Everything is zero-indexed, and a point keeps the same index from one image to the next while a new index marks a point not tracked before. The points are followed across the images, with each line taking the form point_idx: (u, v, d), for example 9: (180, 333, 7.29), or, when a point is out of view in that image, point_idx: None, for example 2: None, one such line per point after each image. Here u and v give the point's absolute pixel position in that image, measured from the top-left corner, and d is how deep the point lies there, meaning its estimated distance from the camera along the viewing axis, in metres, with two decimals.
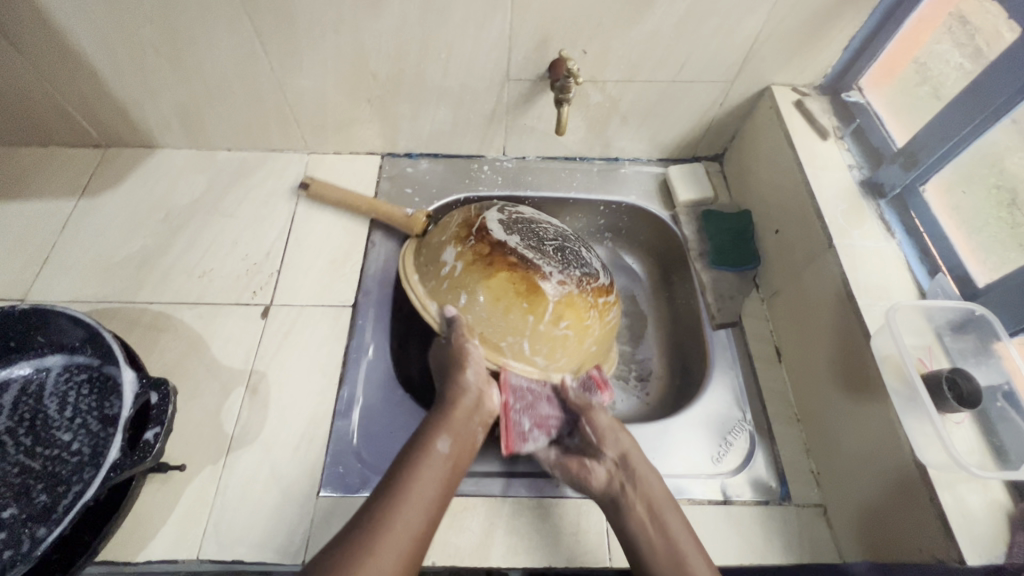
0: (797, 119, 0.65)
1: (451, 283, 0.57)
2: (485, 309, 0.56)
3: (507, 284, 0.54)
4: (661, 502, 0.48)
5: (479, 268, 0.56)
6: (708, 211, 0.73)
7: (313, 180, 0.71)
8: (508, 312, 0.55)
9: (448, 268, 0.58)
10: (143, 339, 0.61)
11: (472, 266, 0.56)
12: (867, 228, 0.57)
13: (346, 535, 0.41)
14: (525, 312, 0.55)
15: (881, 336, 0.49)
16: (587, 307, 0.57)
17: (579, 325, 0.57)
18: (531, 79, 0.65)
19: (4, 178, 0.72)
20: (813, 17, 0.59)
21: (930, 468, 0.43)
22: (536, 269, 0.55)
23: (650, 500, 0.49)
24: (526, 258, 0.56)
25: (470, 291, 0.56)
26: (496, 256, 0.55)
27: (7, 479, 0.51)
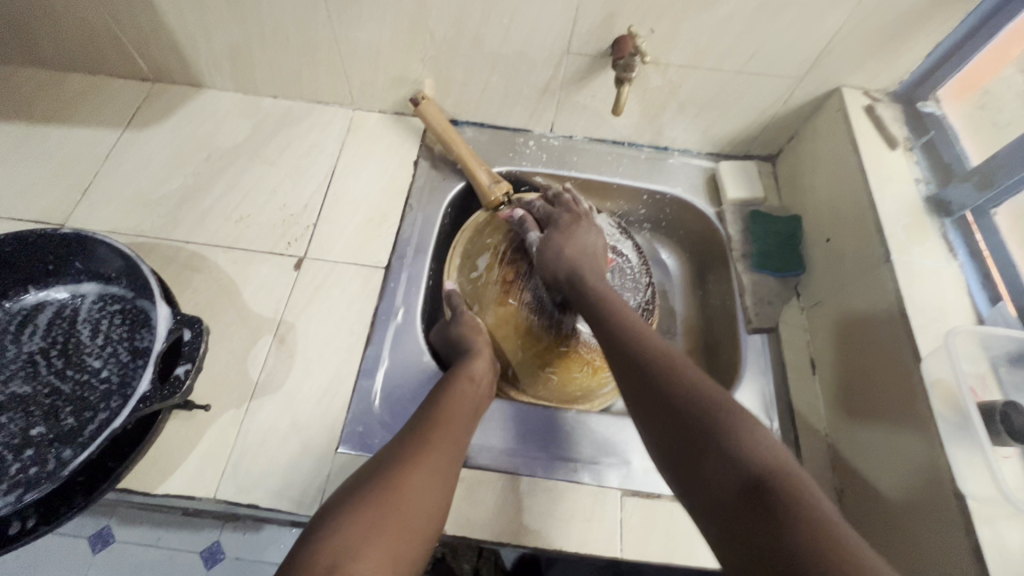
0: (866, 126, 0.62)
1: (474, 289, 0.63)
2: (490, 322, 0.61)
3: (513, 316, 0.60)
4: (632, 322, 0.51)
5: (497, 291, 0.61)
6: (756, 212, 0.70)
7: (427, 99, 0.68)
8: (504, 340, 0.61)
9: (479, 274, 0.63)
10: (177, 277, 0.61)
11: (494, 285, 0.61)
12: (928, 246, 0.54)
13: (355, 514, 0.40)
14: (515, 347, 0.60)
15: (933, 357, 0.47)
16: (582, 361, 0.59)
17: (567, 373, 0.59)
18: (591, 55, 0.63)
19: (54, 102, 0.72)
20: (902, 16, 0.56)
21: (968, 499, 0.42)
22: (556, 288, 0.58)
23: (625, 321, 0.50)
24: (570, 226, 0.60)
25: (482, 305, 0.62)
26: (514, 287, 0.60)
27: (37, 399, 0.52)
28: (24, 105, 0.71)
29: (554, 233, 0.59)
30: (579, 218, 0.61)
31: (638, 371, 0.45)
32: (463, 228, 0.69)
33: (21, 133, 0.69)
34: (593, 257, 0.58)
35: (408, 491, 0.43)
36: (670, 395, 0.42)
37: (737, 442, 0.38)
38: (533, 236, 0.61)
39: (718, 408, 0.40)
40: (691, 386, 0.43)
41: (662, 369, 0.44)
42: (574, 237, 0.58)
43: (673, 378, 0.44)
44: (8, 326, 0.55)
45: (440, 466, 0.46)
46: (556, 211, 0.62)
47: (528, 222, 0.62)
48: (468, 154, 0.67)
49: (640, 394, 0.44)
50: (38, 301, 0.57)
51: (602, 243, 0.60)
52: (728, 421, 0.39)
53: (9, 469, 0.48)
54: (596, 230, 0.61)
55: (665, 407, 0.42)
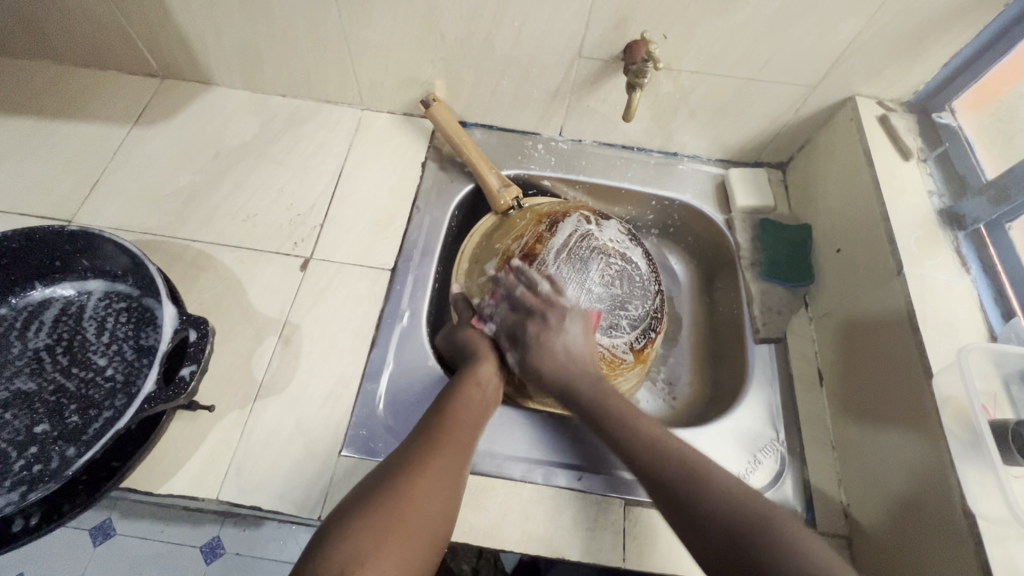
0: (879, 135, 0.61)
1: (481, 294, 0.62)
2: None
3: None
4: (641, 424, 0.50)
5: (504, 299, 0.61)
6: (766, 220, 0.70)
7: (438, 101, 0.68)
8: None
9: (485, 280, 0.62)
10: (184, 275, 0.61)
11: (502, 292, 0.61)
12: (941, 260, 0.53)
13: (363, 518, 0.40)
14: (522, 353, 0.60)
15: (944, 374, 0.47)
16: None
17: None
18: (603, 59, 0.62)
19: (62, 97, 0.72)
20: (920, 25, 0.55)
21: (977, 517, 0.42)
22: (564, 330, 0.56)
23: (631, 431, 0.49)
24: (542, 331, 0.56)
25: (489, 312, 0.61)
26: None
27: (42, 395, 0.52)
28: (34, 99, 0.71)
29: (529, 355, 0.57)
30: (548, 315, 0.57)
31: (665, 487, 0.45)
32: (474, 229, 0.69)
33: (30, 128, 0.69)
34: (577, 358, 0.55)
35: (415, 497, 0.43)
36: (705, 512, 0.42)
37: (789, 562, 0.38)
38: (513, 359, 0.58)
39: (758, 524, 0.40)
40: (724, 495, 0.42)
41: (683, 480, 0.44)
42: (551, 348, 0.55)
43: (705, 489, 0.43)
44: (14, 322, 0.55)
45: (447, 469, 0.46)
46: (521, 321, 0.58)
47: (502, 338, 0.59)
48: (477, 157, 0.67)
49: (676, 517, 0.43)
50: (44, 297, 0.57)
51: (577, 328, 0.56)
52: (773, 537, 0.39)
53: (13, 466, 0.48)
54: (570, 319, 0.56)
55: (704, 531, 0.41)
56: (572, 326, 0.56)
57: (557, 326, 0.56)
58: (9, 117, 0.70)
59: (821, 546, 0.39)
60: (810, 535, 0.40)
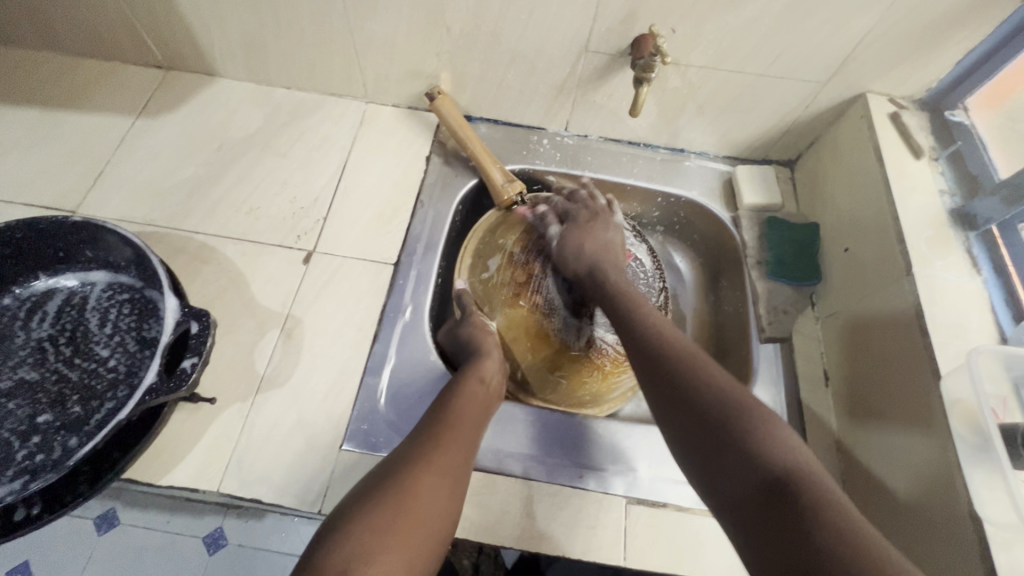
0: (890, 133, 0.60)
1: (485, 289, 0.61)
2: (500, 323, 0.60)
3: (524, 319, 0.59)
4: (654, 316, 0.51)
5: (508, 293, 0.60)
6: (773, 218, 0.69)
7: (443, 95, 0.67)
8: (513, 342, 0.60)
9: (489, 275, 0.62)
10: (187, 267, 0.61)
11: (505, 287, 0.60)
12: (951, 260, 0.53)
13: (366, 516, 0.40)
14: (525, 350, 0.60)
15: (951, 376, 0.46)
16: (593, 366, 0.58)
17: (578, 379, 0.59)
18: (610, 54, 0.61)
19: (67, 88, 0.72)
20: (935, 21, 0.54)
21: (985, 523, 0.41)
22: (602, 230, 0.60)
23: (642, 316, 0.51)
24: (589, 222, 0.60)
25: (492, 307, 0.61)
26: (526, 289, 0.60)
27: (45, 385, 0.52)
28: (39, 89, 0.71)
29: (571, 229, 0.60)
30: (597, 215, 0.61)
31: (659, 359, 0.46)
32: (479, 224, 0.68)
33: (35, 118, 0.69)
34: (611, 252, 0.58)
35: (419, 494, 0.42)
36: (691, 391, 0.43)
37: (756, 442, 0.39)
38: (553, 230, 0.62)
39: (736, 409, 0.41)
40: (711, 382, 0.43)
41: (678, 360, 0.46)
42: (593, 234, 0.59)
43: (693, 376, 0.44)
44: (18, 312, 0.56)
45: (452, 465, 0.46)
46: (574, 207, 0.63)
47: (549, 217, 0.62)
48: (482, 151, 0.66)
49: (660, 391, 0.45)
50: (48, 287, 0.57)
51: (617, 236, 0.60)
52: (747, 421, 0.40)
53: (15, 455, 0.48)
54: (614, 227, 0.61)
55: (685, 407, 0.43)
56: (616, 234, 0.61)
57: (600, 226, 0.60)
58: (14, 107, 0.70)
59: (791, 433, 0.40)
60: (783, 424, 0.41)
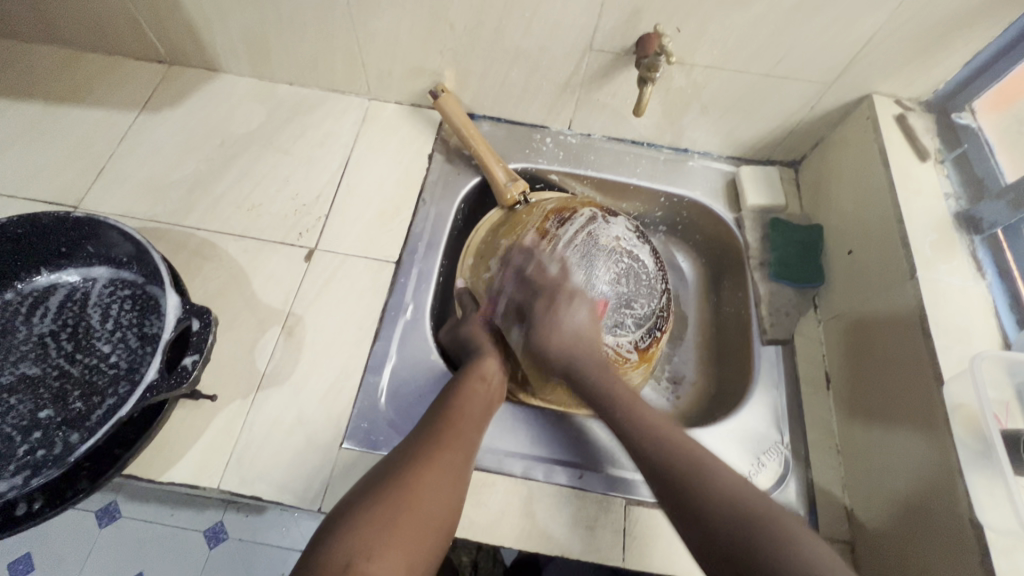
0: (896, 135, 0.60)
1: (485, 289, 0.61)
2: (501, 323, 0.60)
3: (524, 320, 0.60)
4: (644, 413, 0.50)
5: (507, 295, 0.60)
6: (776, 219, 0.68)
7: (447, 92, 0.67)
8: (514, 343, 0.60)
9: (488, 275, 0.61)
10: (188, 264, 0.61)
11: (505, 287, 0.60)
12: (956, 263, 0.52)
13: (367, 513, 0.40)
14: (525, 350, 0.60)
15: (955, 380, 0.46)
16: None
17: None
18: (615, 52, 0.61)
19: (69, 83, 0.71)
20: (943, 22, 0.53)
21: (985, 528, 0.41)
22: (568, 312, 0.56)
23: (638, 418, 0.49)
24: (551, 309, 0.56)
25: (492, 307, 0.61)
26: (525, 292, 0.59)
27: (46, 381, 0.52)
28: (42, 83, 0.71)
29: (538, 331, 0.56)
30: (554, 297, 0.56)
31: (662, 480, 0.45)
32: (482, 221, 0.68)
33: (38, 113, 0.69)
34: (582, 339, 0.55)
35: (420, 493, 0.43)
36: (704, 507, 0.41)
37: (787, 562, 0.36)
38: (517, 333, 0.59)
39: (757, 523, 0.39)
40: (726, 492, 0.42)
41: (679, 473, 0.44)
42: (559, 324, 0.55)
43: (707, 486, 0.42)
44: (20, 307, 0.56)
45: (453, 464, 0.46)
46: (530, 295, 0.58)
47: (512, 312, 0.59)
48: (485, 150, 0.66)
49: (676, 508, 0.43)
50: (50, 283, 0.57)
51: (587, 311, 0.56)
52: (773, 536, 0.38)
53: (17, 451, 0.49)
54: (580, 300, 0.56)
55: (703, 525, 0.41)
56: (580, 309, 0.56)
57: (563, 305, 0.56)
58: (17, 101, 0.70)
59: (822, 547, 0.38)
60: (812, 537, 0.39)
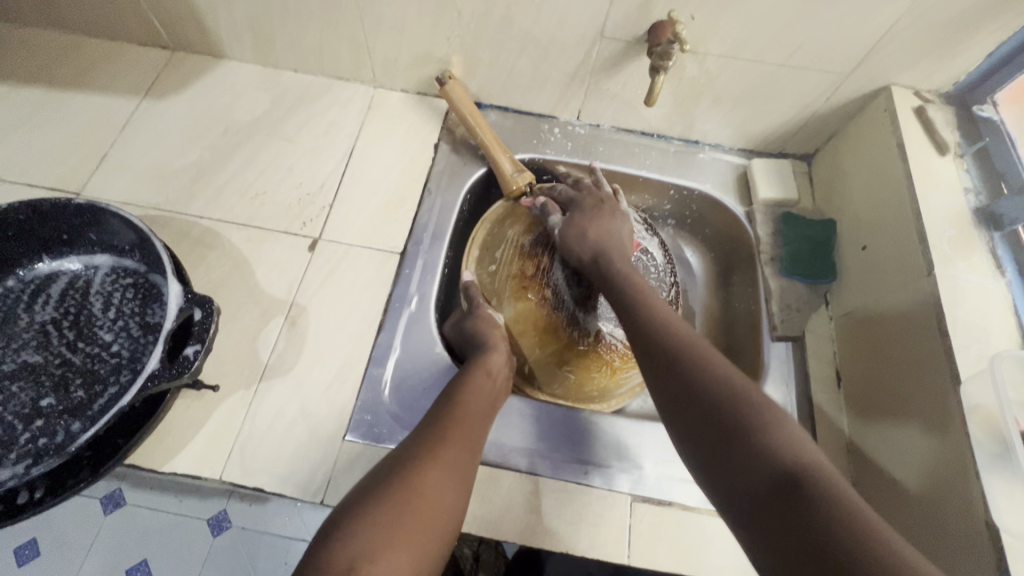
0: (914, 128, 0.58)
1: (494, 282, 0.61)
2: (508, 317, 0.60)
3: (531, 314, 0.59)
4: (664, 309, 0.49)
5: (514, 287, 0.59)
6: (788, 214, 0.67)
7: (454, 79, 0.66)
8: (521, 337, 0.60)
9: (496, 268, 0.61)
10: (191, 253, 0.61)
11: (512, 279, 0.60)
12: (975, 261, 0.51)
13: (370, 516, 0.39)
14: (532, 344, 0.59)
15: (974, 380, 0.45)
16: (601, 364, 0.58)
17: (585, 373, 0.58)
18: (626, 40, 0.59)
19: (72, 68, 0.70)
20: (968, 11, 0.52)
21: (1003, 532, 0.40)
22: (611, 221, 0.57)
23: (643, 301, 0.50)
24: (595, 211, 0.58)
25: (500, 300, 0.60)
26: (533, 283, 0.59)
27: (48, 369, 0.52)
28: (46, 68, 0.70)
29: (576, 217, 0.58)
30: (601, 204, 0.59)
31: (664, 354, 0.45)
32: (488, 212, 0.66)
33: (40, 98, 0.68)
34: (618, 241, 0.56)
35: (424, 493, 0.42)
36: (696, 388, 0.42)
37: (766, 442, 0.38)
38: (555, 220, 0.59)
39: (746, 406, 0.40)
40: (720, 375, 0.42)
41: (683, 353, 0.44)
42: (600, 223, 0.57)
43: (704, 371, 0.43)
44: (22, 295, 0.55)
45: (458, 461, 0.45)
46: (579, 195, 0.60)
47: (551, 206, 0.60)
48: (492, 141, 0.65)
49: (665, 384, 0.44)
50: (52, 270, 0.56)
51: (627, 229, 0.58)
52: (761, 421, 0.39)
53: (19, 439, 0.48)
54: (621, 216, 0.59)
55: (691, 400, 0.42)
56: (621, 223, 0.58)
57: (604, 212, 0.58)
58: (19, 86, 0.69)
59: (803, 432, 0.39)
60: (795, 422, 0.39)
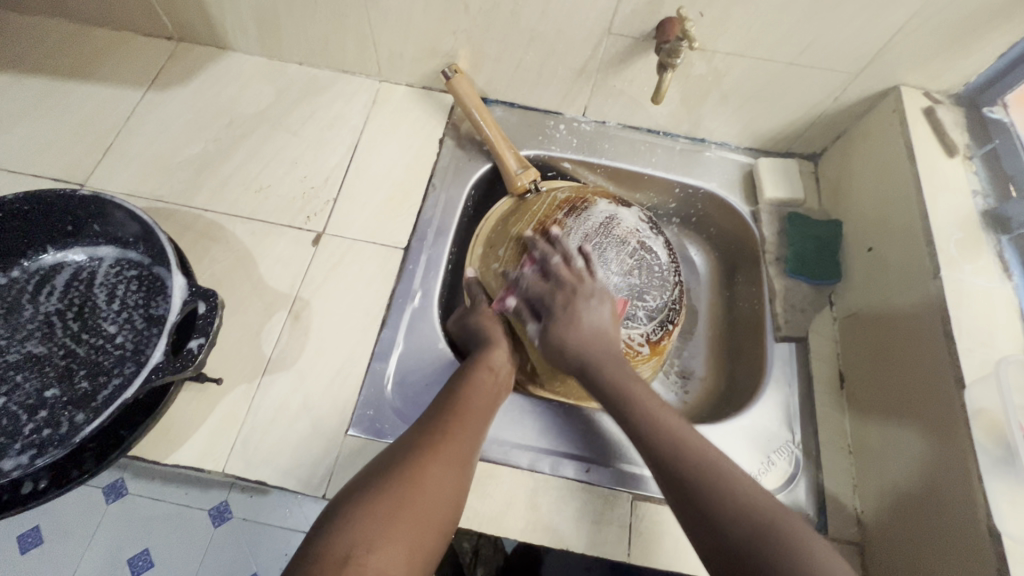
0: (923, 129, 0.58)
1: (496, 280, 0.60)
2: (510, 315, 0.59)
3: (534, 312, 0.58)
4: (660, 416, 0.47)
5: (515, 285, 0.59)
6: (794, 214, 0.67)
7: (460, 73, 0.65)
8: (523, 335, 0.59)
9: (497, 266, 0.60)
10: (195, 245, 0.61)
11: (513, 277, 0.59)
12: (982, 264, 0.51)
13: (367, 504, 0.40)
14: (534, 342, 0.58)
15: (977, 385, 0.45)
16: None
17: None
18: (634, 37, 0.59)
19: (77, 57, 0.70)
20: (980, 10, 0.51)
21: (1004, 536, 0.40)
22: (590, 308, 0.53)
23: (650, 411, 0.48)
24: (574, 295, 0.53)
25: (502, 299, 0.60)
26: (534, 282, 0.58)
27: (52, 360, 0.52)
28: (50, 58, 0.70)
29: (558, 327, 0.53)
30: (573, 297, 0.53)
31: (679, 482, 0.43)
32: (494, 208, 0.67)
33: (45, 88, 0.68)
34: (603, 337, 0.52)
35: (423, 482, 0.42)
36: (725, 516, 0.40)
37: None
38: (534, 329, 0.55)
39: (780, 545, 0.38)
40: (748, 507, 0.40)
41: (699, 477, 0.42)
42: (577, 322, 0.53)
43: (723, 499, 0.41)
44: (26, 286, 0.55)
45: (456, 455, 0.45)
46: (549, 289, 0.55)
47: (524, 312, 0.56)
48: (498, 137, 0.64)
49: (691, 514, 0.42)
50: (56, 261, 0.56)
51: (607, 309, 0.54)
52: (797, 563, 0.37)
53: (23, 429, 0.49)
54: (597, 297, 0.54)
55: (720, 539, 0.40)
56: (603, 304, 0.54)
57: (581, 300, 0.53)
58: (24, 76, 0.69)
59: (838, 565, 0.38)
60: (824, 556, 0.38)
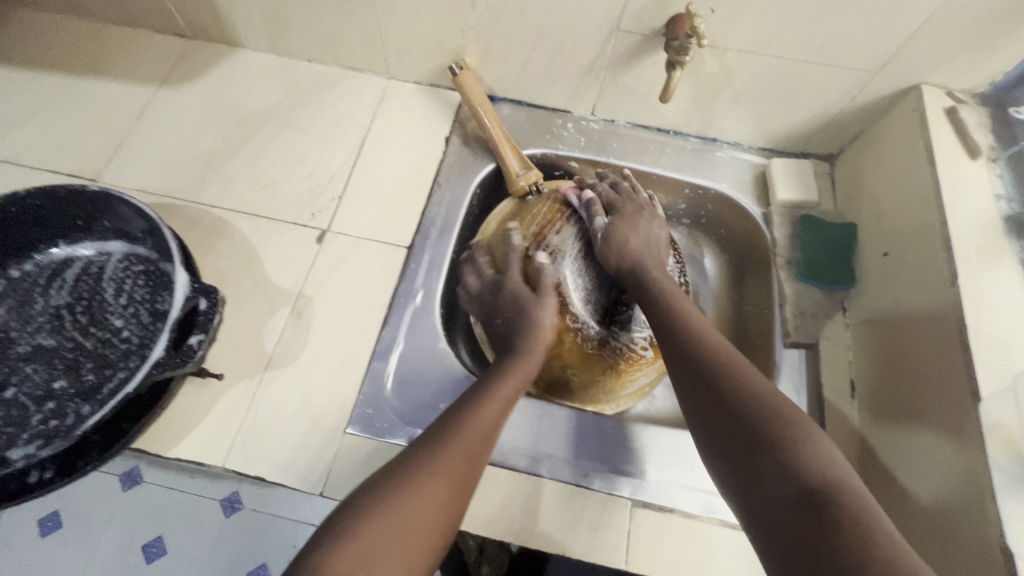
0: (945, 130, 0.55)
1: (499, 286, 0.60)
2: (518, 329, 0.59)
3: None
4: (688, 311, 0.49)
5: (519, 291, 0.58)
6: (808, 217, 0.65)
7: (466, 69, 0.65)
8: None
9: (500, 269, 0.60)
10: (201, 241, 0.61)
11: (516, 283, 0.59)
12: (1003, 271, 0.48)
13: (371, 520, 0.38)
14: None
15: (993, 400, 0.43)
16: (606, 365, 0.57)
17: (589, 375, 0.58)
18: (643, 33, 0.58)
19: (92, 54, 0.72)
20: (1006, 6, 0.49)
21: (1017, 557, 0.38)
22: (654, 224, 0.59)
23: (681, 309, 0.49)
24: (637, 211, 0.59)
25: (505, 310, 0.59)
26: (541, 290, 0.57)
27: (61, 352, 0.53)
28: (66, 55, 0.71)
29: (623, 225, 0.58)
30: (641, 209, 0.59)
31: (691, 360, 0.45)
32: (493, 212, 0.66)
33: (60, 85, 0.70)
34: (657, 248, 0.57)
35: (427, 497, 0.40)
36: (729, 398, 0.41)
37: (794, 454, 0.37)
38: (599, 222, 0.59)
39: (777, 420, 0.39)
40: (754, 386, 0.41)
41: (714, 358, 0.44)
42: (637, 225, 0.58)
43: (732, 377, 0.42)
44: (37, 279, 0.56)
45: (464, 475, 0.43)
46: (619, 198, 0.60)
47: (595, 206, 0.60)
48: (501, 136, 0.64)
49: (694, 392, 0.44)
50: (66, 256, 0.57)
51: (663, 233, 0.59)
52: (788, 430, 0.38)
53: (31, 419, 0.50)
54: (659, 220, 0.60)
55: (723, 407, 0.41)
56: (662, 230, 0.59)
57: (646, 219, 0.59)
58: (40, 72, 0.70)
59: (832, 448, 0.38)
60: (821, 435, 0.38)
